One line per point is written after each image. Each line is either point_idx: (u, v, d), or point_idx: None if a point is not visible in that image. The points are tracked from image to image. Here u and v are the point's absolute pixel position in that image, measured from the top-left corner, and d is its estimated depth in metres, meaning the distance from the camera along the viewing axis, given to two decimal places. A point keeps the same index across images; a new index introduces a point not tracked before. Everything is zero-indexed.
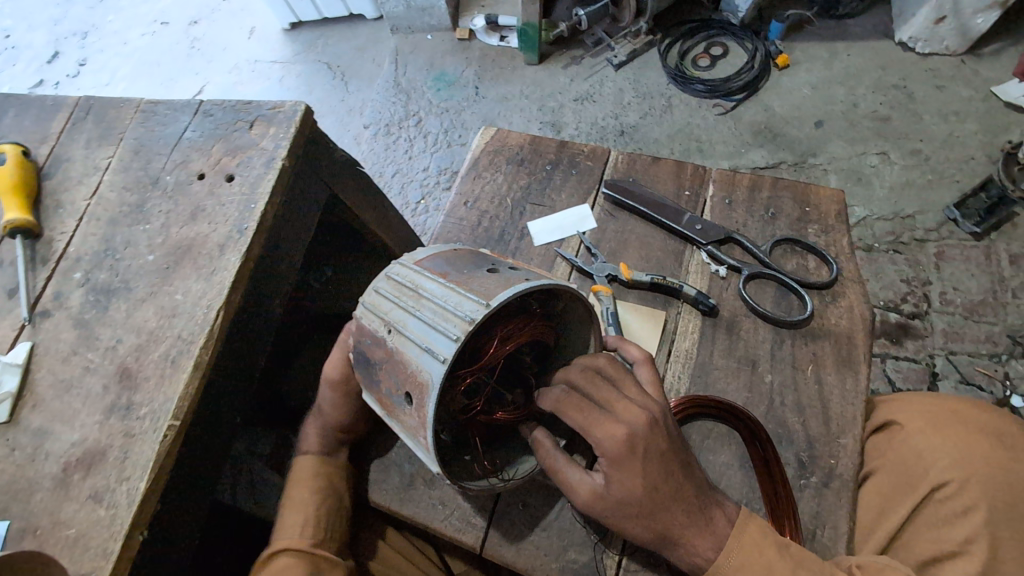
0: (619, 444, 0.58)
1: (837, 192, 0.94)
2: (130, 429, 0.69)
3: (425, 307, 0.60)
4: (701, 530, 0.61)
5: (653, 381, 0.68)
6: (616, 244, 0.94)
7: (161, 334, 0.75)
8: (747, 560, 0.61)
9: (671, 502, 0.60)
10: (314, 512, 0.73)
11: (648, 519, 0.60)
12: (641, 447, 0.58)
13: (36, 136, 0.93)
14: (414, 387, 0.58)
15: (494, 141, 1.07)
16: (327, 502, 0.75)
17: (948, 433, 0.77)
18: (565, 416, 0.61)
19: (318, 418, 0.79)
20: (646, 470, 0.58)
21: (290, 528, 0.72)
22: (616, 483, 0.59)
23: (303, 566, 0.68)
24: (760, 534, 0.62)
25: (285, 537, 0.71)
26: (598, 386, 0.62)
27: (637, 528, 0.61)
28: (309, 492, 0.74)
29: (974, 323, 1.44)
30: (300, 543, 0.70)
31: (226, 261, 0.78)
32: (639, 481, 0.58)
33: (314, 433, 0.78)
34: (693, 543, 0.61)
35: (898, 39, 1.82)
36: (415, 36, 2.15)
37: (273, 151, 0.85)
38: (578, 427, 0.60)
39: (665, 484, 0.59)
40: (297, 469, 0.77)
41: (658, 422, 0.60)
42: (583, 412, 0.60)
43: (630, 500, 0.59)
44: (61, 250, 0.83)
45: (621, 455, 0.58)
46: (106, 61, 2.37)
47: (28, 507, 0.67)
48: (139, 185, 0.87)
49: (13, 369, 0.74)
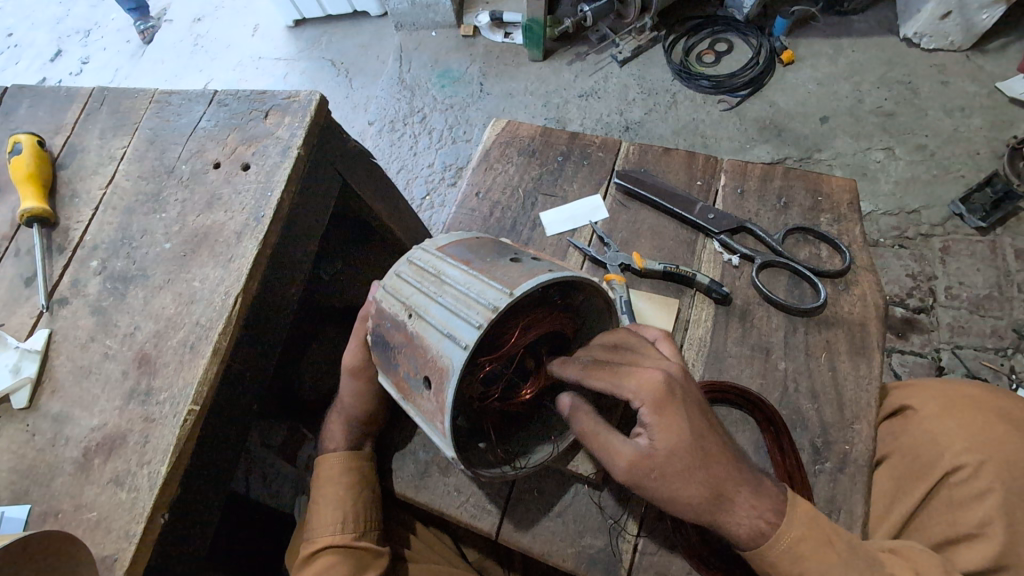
0: (656, 390, 0.58)
1: (848, 182, 0.95)
2: (150, 414, 0.70)
3: (447, 292, 0.61)
4: (752, 494, 0.59)
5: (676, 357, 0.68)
6: (629, 234, 0.94)
7: (179, 321, 0.75)
8: (809, 529, 0.59)
9: (717, 453, 0.58)
10: (350, 509, 0.75)
11: (698, 474, 0.57)
12: (677, 392, 0.59)
13: (51, 126, 0.93)
14: (433, 371, 0.59)
15: (505, 132, 1.07)
16: (360, 496, 0.76)
17: (962, 418, 0.77)
18: (592, 378, 0.60)
19: (340, 413, 0.79)
20: (688, 416, 0.58)
21: (328, 527, 0.74)
22: (665, 431, 0.57)
23: (348, 564, 0.72)
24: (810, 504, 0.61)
25: (323, 536, 0.74)
26: (620, 352, 0.64)
27: (691, 488, 0.57)
28: (342, 491, 0.75)
29: (980, 318, 1.44)
30: (343, 541, 0.73)
31: (244, 249, 0.78)
32: (685, 425, 0.57)
33: (340, 429, 0.78)
34: (748, 505, 0.58)
35: (903, 35, 1.82)
36: (420, 32, 2.15)
37: (289, 140, 0.85)
38: (608, 385, 0.59)
39: (709, 433, 0.58)
40: (325, 465, 0.77)
41: (686, 374, 0.61)
42: (611, 371, 0.60)
43: (676, 450, 0.57)
44: (77, 239, 0.83)
45: (660, 399, 0.58)
46: (110, 58, 2.38)
47: (50, 491, 0.67)
48: (155, 174, 0.87)
49: (32, 355, 0.74)
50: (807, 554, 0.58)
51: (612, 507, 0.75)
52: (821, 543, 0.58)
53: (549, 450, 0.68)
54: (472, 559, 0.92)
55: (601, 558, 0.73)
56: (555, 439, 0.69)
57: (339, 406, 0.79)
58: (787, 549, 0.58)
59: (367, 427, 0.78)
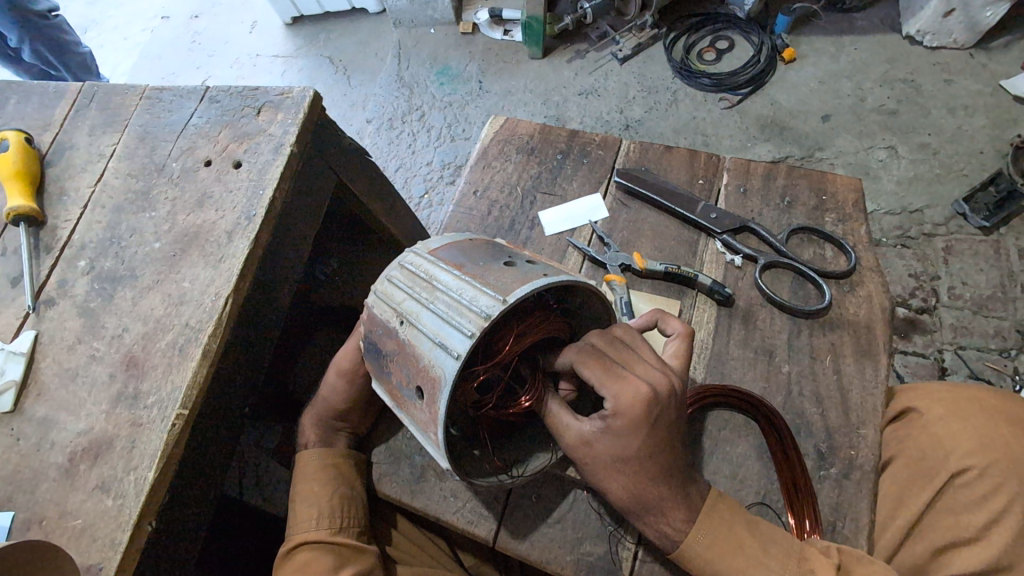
0: (635, 403, 0.56)
1: (853, 180, 0.93)
2: (137, 418, 0.68)
3: (439, 299, 0.59)
4: (682, 504, 0.60)
5: (680, 356, 0.66)
6: (629, 234, 0.92)
7: (168, 323, 0.73)
8: (719, 535, 0.60)
9: (659, 471, 0.59)
10: (327, 503, 0.73)
11: (631, 480, 0.59)
12: (654, 412, 0.56)
13: (39, 123, 0.91)
14: (426, 380, 0.57)
15: (503, 130, 1.05)
16: (338, 491, 0.74)
17: (966, 419, 0.75)
18: (581, 368, 0.58)
19: (315, 409, 0.78)
20: (648, 439, 0.57)
21: (305, 522, 0.72)
22: (619, 442, 0.57)
23: (330, 558, 0.69)
24: (729, 509, 0.62)
25: (301, 533, 0.72)
26: (615, 347, 0.60)
27: (616, 486, 0.60)
28: (319, 487, 0.74)
29: (983, 318, 1.42)
30: (319, 536, 0.71)
31: (235, 249, 0.76)
32: (637, 445, 0.57)
33: (313, 424, 0.77)
34: (665, 514, 0.60)
35: (906, 33, 1.80)
36: (418, 30, 2.12)
37: (282, 137, 0.83)
38: (593, 381, 0.57)
39: (662, 454, 0.58)
40: (303, 464, 0.76)
41: (674, 392, 0.58)
42: (601, 368, 0.58)
43: (622, 457, 0.58)
44: (65, 238, 0.81)
45: (635, 414, 0.56)
46: (107, 55, 2.35)
47: (34, 497, 0.65)
48: (144, 172, 0.85)
49: (17, 358, 0.72)
50: (715, 557, 0.60)
51: (611, 513, 0.73)
52: (732, 547, 0.60)
53: (548, 457, 0.67)
54: (470, 564, 0.90)
55: (599, 566, 0.71)
56: (551, 448, 0.67)
57: (314, 403, 0.78)
58: (697, 550, 0.60)
59: (342, 423, 0.78)
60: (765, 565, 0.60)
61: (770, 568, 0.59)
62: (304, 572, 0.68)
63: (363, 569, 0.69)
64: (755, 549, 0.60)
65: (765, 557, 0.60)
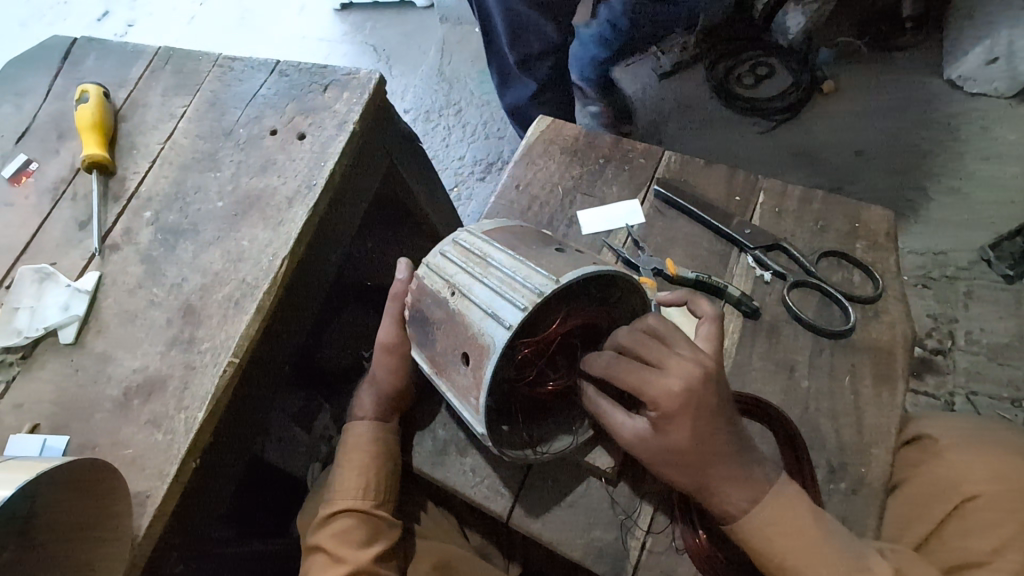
0: (674, 400, 0.60)
1: (887, 212, 0.95)
2: (191, 361, 0.73)
3: (492, 276, 0.63)
4: (745, 480, 0.63)
5: (710, 336, 0.70)
6: (663, 241, 0.96)
7: (225, 277, 0.78)
8: (786, 518, 0.63)
9: (716, 455, 0.62)
10: (371, 478, 0.77)
11: (689, 469, 0.62)
12: (695, 401, 0.60)
13: (116, 80, 0.97)
14: (473, 349, 0.61)
15: (549, 130, 1.08)
16: (383, 467, 0.78)
17: (981, 449, 0.78)
18: (616, 379, 0.63)
19: (372, 385, 0.80)
20: (696, 427, 0.60)
21: (348, 491, 0.77)
22: (666, 434, 0.61)
23: (363, 530, 0.76)
24: (797, 496, 0.64)
25: (343, 500, 0.77)
26: (647, 346, 0.63)
27: (678, 477, 0.63)
28: (366, 460, 0.77)
29: (997, 366, 1.44)
30: (361, 507, 0.77)
31: (294, 215, 0.81)
32: (688, 436, 0.60)
33: (370, 399, 0.79)
34: (728, 494, 0.63)
35: (947, 76, 1.81)
36: (463, 27, 2.18)
37: (346, 115, 0.88)
38: (631, 387, 0.61)
39: (715, 438, 0.61)
40: (351, 433, 0.79)
41: (711, 378, 0.61)
42: (635, 372, 0.62)
43: (676, 449, 0.61)
44: (132, 189, 0.86)
45: (675, 407, 0.60)
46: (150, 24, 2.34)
47: (89, 425, 0.70)
48: (211, 135, 0.90)
49: (81, 295, 0.77)
50: (775, 539, 0.62)
51: (625, 504, 0.76)
52: (791, 529, 0.62)
53: (571, 440, 0.71)
54: (477, 543, 0.93)
55: (608, 551, 0.74)
56: (575, 431, 0.72)
57: (371, 380, 0.80)
58: (758, 532, 0.63)
59: (396, 402, 0.80)
60: (823, 555, 0.61)
61: (828, 557, 0.61)
62: (339, 539, 0.75)
63: (389, 547, 0.77)
64: (818, 536, 0.62)
65: (826, 547, 0.62)
